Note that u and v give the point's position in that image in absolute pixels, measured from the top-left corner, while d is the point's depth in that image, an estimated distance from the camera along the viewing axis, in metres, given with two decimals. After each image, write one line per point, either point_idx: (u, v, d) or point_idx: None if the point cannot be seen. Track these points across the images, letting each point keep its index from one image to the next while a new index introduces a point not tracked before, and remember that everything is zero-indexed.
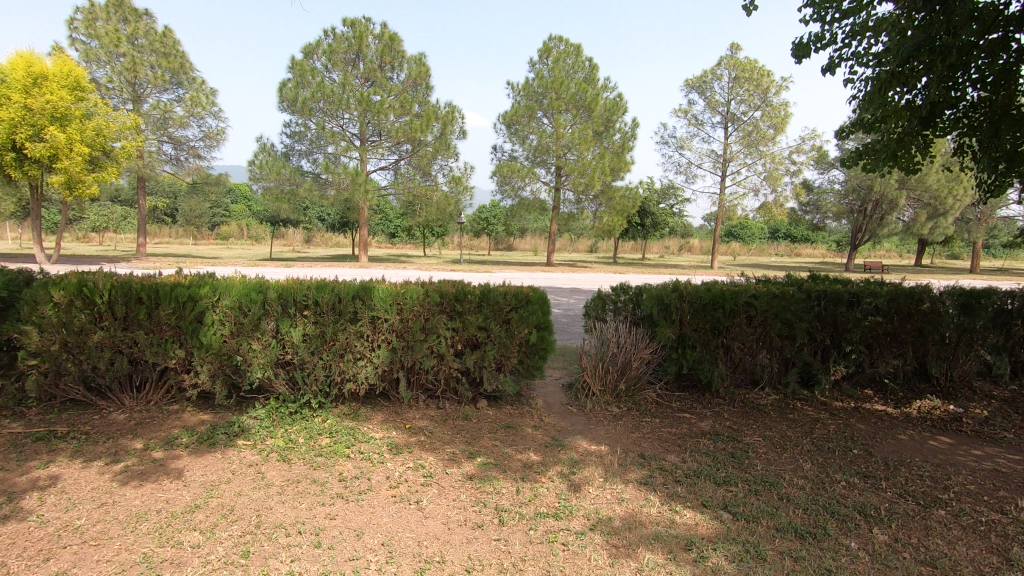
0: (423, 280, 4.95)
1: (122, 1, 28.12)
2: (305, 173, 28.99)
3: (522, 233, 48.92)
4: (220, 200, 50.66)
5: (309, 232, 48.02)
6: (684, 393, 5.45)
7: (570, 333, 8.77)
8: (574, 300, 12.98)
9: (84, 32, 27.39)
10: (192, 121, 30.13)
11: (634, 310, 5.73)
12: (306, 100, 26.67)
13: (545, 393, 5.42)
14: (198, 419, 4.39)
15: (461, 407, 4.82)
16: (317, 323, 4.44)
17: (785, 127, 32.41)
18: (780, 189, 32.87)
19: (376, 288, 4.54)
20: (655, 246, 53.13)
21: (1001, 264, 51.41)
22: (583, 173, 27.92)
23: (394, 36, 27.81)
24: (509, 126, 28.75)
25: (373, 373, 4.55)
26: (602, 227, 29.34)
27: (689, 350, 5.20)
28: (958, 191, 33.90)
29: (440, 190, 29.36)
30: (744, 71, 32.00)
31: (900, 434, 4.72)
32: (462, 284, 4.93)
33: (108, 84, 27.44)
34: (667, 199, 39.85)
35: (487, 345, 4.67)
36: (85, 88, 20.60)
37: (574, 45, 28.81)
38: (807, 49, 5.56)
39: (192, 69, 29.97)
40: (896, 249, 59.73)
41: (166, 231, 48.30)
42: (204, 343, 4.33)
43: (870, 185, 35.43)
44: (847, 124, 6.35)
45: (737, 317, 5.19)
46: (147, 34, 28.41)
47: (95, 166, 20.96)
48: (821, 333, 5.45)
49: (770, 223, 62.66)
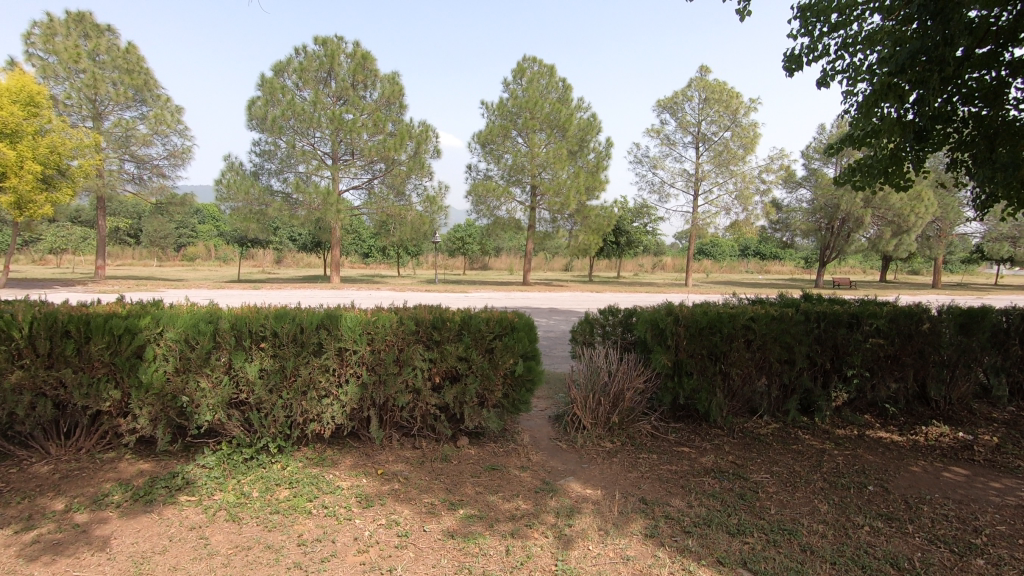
0: (398, 306, 4.52)
1: (83, 16, 27.22)
2: (275, 193, 28.22)
3: (497, 252, 48.68)
4: (186, 220, 49.20)
5: (279, 252, 46.90)
6: (680, 424, 5.07)
7: (553, 357, 8.38)
8: (554, 321, 12.63)
9: (41, 47, 26.38)
10: (156, 139, 29.20)
11: (624, 334, 5.37)
12: (276, 117, 26.04)
13: (531, 427, 4.98)
14: (136, 469, 3.83)
15: (439, 447, 4.35)
16: (275, 357, 3.93)
17: (755, 147, 33.05)
18: (751, 208, 33.35)
19: (342, 316, 4.06)
20: (629, 264, 53.48)
21: (960, 279, 53.17)
22: (559, 193, 27.82)
23: (366, 55, 27.49)
24: (484, 146, 28.59)
25: (340, 413, 4.05)
26: (578, 245, 29.22)
27: (686, 377, 4.84)
28: (920, 209, 34.90)
29: (414, 209, 28.91)
30: (714, 93, 32.62)
31: (914, 465, 4.41)
32: (440, 309, 4.50)
33: (66, 100, 26.41)
34: (641, 218, 40.13)
35: (467, 378, 4.22)
36: (40, 104, 19.70)
37: (548, 65, 28.94)
38: (798, 62, 5.36)
39: (157, 87, 29.14)
40: (861, 266, 61.36)
41: (128, 252, 46.69)
42: (141, 382, 3.79)
43: (836, 204, 36.29)
44: (836, 139, 6.18)
45: (735, 342, 4.86)
46: (109, 50, 27.55)
47: (49, 185, 19.96)
48: (821, 357, 5.16)
49: (740, 241, 63.84)
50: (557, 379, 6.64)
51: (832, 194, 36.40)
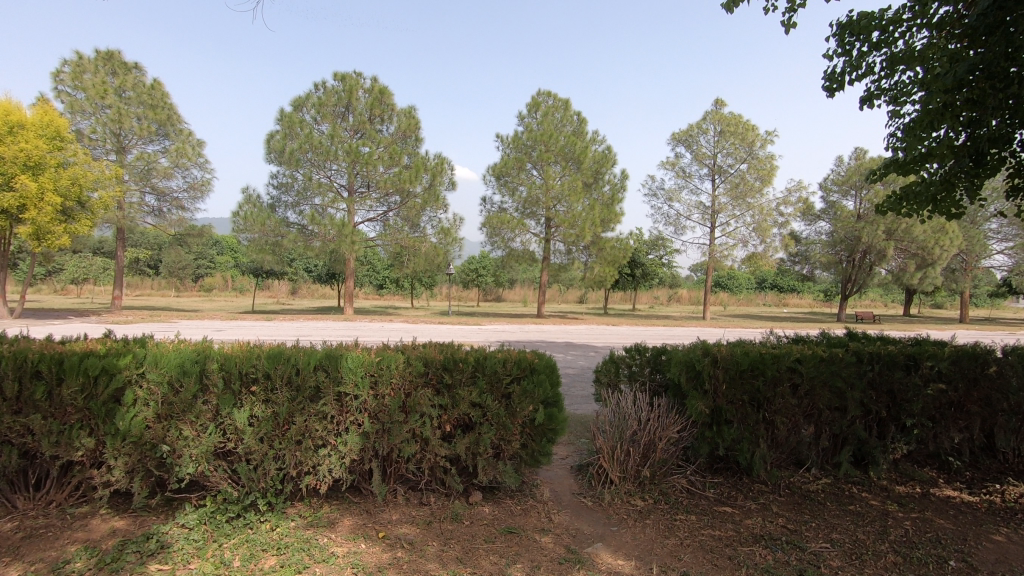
0: (406, 343, 4.13)
1: (112, 55, 28.13)
2: (291, 225, 28.36)
3: (511, 284, 48.40)
4: (204, 251, 49.77)
5: (294, 283, 47.14)
6: (719, 478, 4.53)
7: (572, 398, 7.85)
8: (571, 356, 12.13)
9: (70, 84, 27.20)
10: (177, 172, 29.69)
11: (653, 375, 4.90)
12: (294, 150, 26.38)
13: (551, 480, 4.47)
14: (108, 528, 3.40)
15: (450, 504, 3.87)
16: (268, 403, 3.52)
17: (772, 180, 32.69)
18: (769, 240, 32.77)
19: (342, 355, 3.64)
20: (645, 297, 52.81)
21: (988, 314, 51.55)
22: (574, 225, 27.57)
23: (383, 90, 27.91)
24: (499, 178, 28.59)
25: (339, 465, 3.61)
26: (593, 278, 28.78)
27: (725, 426, 4.32)
28: (944, 242, 33.98)
29: (428, 241, 28.82)
30: (729, 126, 32.53)
31: (994, 535, 3.82)
32: (454, 348, 4.10)
33: (91, 135, 27.04)
34: (656, 250, 39.73)
35: (481, 427, 3.77)
36: (65, 138, 20.09)
37: (563, 99, 29.11)
38: (839, 81, 5.03)
39: (180, 121, 29.78)
40: (882, 299, 59.98)
41: (146, 283, 47.16)
42: (118, 430, 3.40)
43: (857, 236, 35.55)
44: (879, 165, 5.75)
45: (780, 387, 4.34)
46: (135, 87, 28.33)
47: (69, 217, 20.14)
48: (875, 404, 4.62)
49: (757, 274, 62.98)
50: (579, 420, 6.16)
51: (852, 226, 35.77)
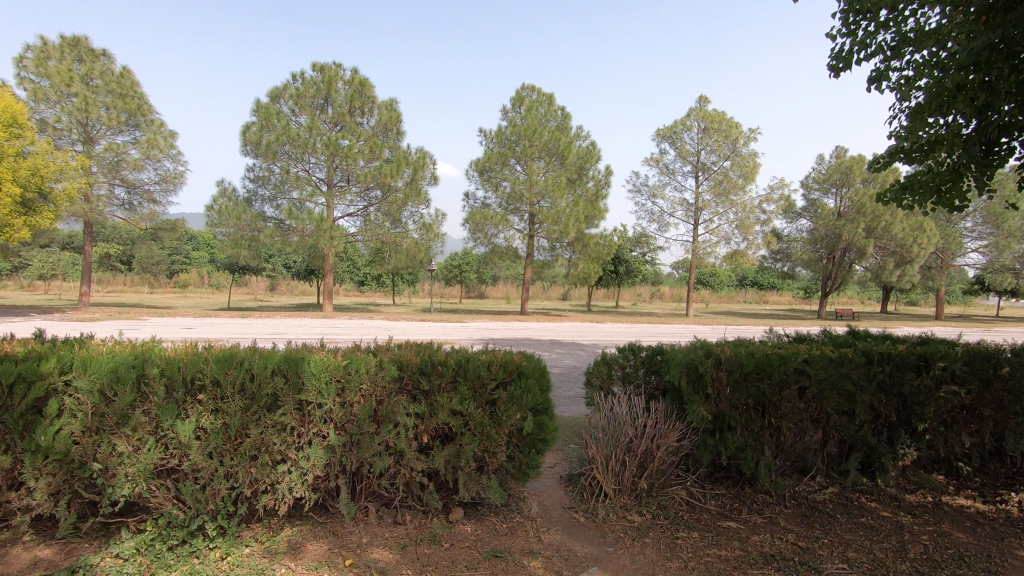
0: (380, 345, 3.71)
1: (78, 41, 26.99)
2: (268, 220, 27.56)
3: (495, 280, 48.02)
4: (179, 246, 48.45)
5: (273, 279, 46.13)
6: (720, 487, 4.19)
7: (559, 399, 7.48)
8: (555, 354, 11.74)
9: (33, 70, 26.04)
10: (148, 164, 28.64)
11: (648, 379, 4.57)
12: (270, 142, 25.56)
13: (539, 492, 4.09)
14: (29, 558, 2.92)
15: (427, 523, 3.46)
16: (218, 412, 3.07)
17: (755, 177, 32.72)
18: (752, 238, 32.83)
19: (303, 357, 3.19)
20: (628, 293, 52.82)
21: (962, 311, 52.56)
22: (558, 221, 27.21)
23: (364, 81, 27.23)
24: (482, 173, 28.13)
25: (301, 483, 3.18)
26: (578, 274, 28.48)
27: (727, 432, 3.98)
28: (922, 240, 34.37)
29: (410, 236, 28.27)
30: (713, 122, 32.49)
31: (1018, 551, 3.54)
32: (433, 348, 3.69)
33: (56, 124, 25.89)
34: (640, 246, 39.65)
35: (463, 438, 3.37)
36: (24, 125, 19.14)
37: (547, 94, 28.68)
38: (846, 60, 4.72)
39: (151, 111, 28.74)
40: (859, 297, 60.88)
41: (119, 279, 45.78)
42: (38, 446, 2.93)
43: (837, 234, 35.77)
44: (883, 153, 5.44)
45: (787, 390, 4.02)
46: (103, 75, 27.23)
47: (29, 209, 19.19)
48: (885, 408, 4.32)
49: (738, 271, 63.52)
50: (567, 424, 5.78)
51: (833, 224, 36.04)
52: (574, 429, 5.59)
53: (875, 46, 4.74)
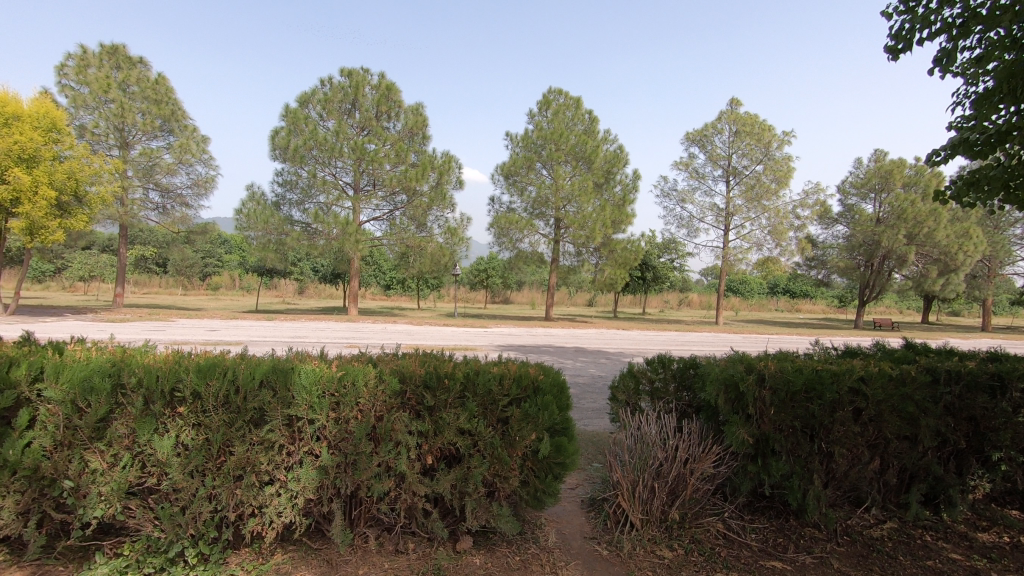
0: (384, 355, 3.39)
1: (117, 49, 27.76)
2: (295, 224, 27.79)
3: (520, 286, 47.75)
4: (212, 250, 49.52)
5: (301, 283, 46.70)
6: (762, 518, 3.72)
7: (583, 411, 7.05)
8: (578, 363, 11.27)
9: (74, 78, 26.85)
10: (181, 168, 29.21)
11: (679, 394, 4.16)
12: (298, 147, 25.73)
13: (558, 518, 3.70)
14: None
15: (431, 553, 3.09)
16: (200, 427, 2.77)
17: (789, 181, 31.68)
18: (785, 244, 31.77)
19: (294, 367, 2.88)
20: (655, 300, 51.91)
21: (1010, 322, 50.03)
22: (584, 226, 26.73)
23: (391, 86, 27.28)
24: (508, 177, 27.85)
25: (290, 507, 2.86)
26: (604, 280, 27.93)
27: (771, 457, 3.51)
28: (968, 247, 32.74)
29: (434, 241, 28.17)
30: (745, 126, 31.62)
31: None
32: (442, 359, 3.35)
33: (94, 129, 26.60)
34: (668, 252, 38.86)
35: (472, 460, 3.01)
36: (62, 130, 19.67)
37: (574, 97, 28.28)
38: (906, 40, 4.24)
39: (184, 117, 29.35)
40: (897, 306, 58.58)
41: (155, 281, 46.99)
42: (5, 461, 2.67)
43: (876, 241, 34.35)
44: (946, 144, 4.87)
45: (840, 412, 3.55)
46: (140, 81, 27.94)
47: (64, 212, 19.62)
48: (953, 434, 3.80)
49: (769, 279, 61.87)
50: (589, 439, 5.38)
51: (871, 230, 34.65)
52: (597, 444, 5.18)
53: (938, 25, 4.24)
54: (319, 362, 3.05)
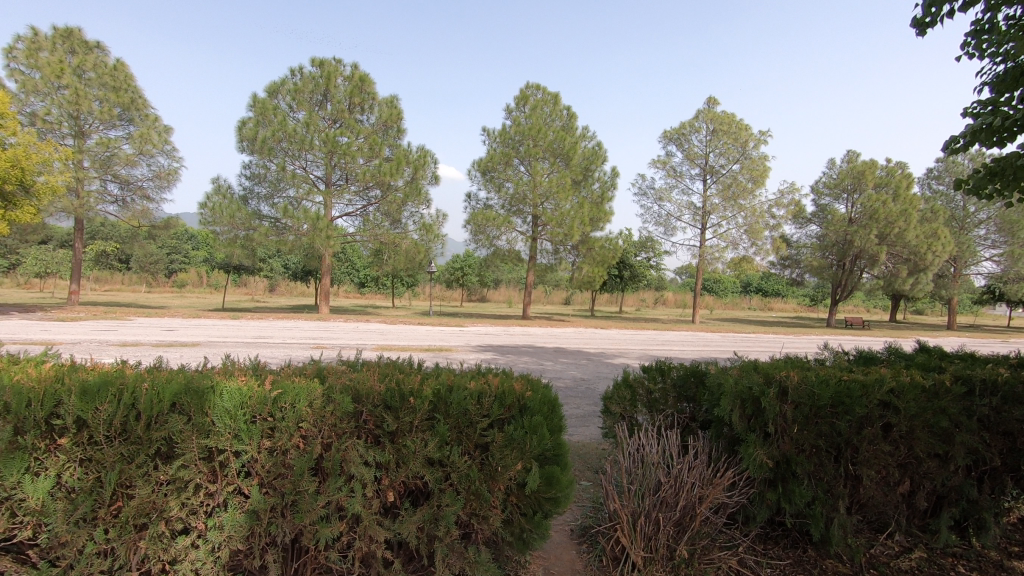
0: (338, 367, 2.81)
1: (72, 32, 26.28)
2: (263, 218, 26.66)
3: (496, 284, 47.19)
4: (178, 246, 47.69)
5: (271, 280, 45.30)
6: (780, 552, 3.23)
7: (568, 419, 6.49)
8: (559, 365, 10.70)
9: (24, 62, 25.24)
10: (141, 159, 27.79)
11: (679, 405, 3.71)
12: (266, 138, 24.61)
13: (547, 556, 3.14)
14: None
15: None
16: (86, 462, 2.15)
17: (765, 181, 31.77)
18: (761, 243, 31.86)
19: (215, 385, 2.25)
20: (631, 299, 51.92)
21: (972, 321, 51.42)
22: (561, 224, 26.22)
23: (364, 77, 26.34)
24: (484, 174, 27.25)
25: (209, 565, 2.22)
26: (582, 279, 27.53)
27: (792, 482, 3.03)
28: (936, 247, 33.29)
29: (409, 237, 27.31)
30: (722, 124, 31.58)
31: None
32: (410, 374, 2.79)
33: (46, 116, 25.05)
34: (645, 251, 38.77)
35: (443, 497, 2.44)
36: (3, 113, 18.28)
37: (552, 93, 27.77)
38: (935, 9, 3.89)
39: (145, 106, 27.93)
40: (864, 305, 59.78)
41: (117, 277, 45.04)
42: None
43: (849, 241, 34.69)
44: (969, 131, 4.45)
45: (868, 429, 3.10)
46: (96, 67, 26.45)
47: (8, 202, 18.33)
48: (988, 451, 3.37)
49: (742, 277, 62.56)
50: (575, 452, 4.85)
51: (844, 230, 34.97)
52: (584, 458, 4.67)
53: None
54: (254, 379, 2.45)
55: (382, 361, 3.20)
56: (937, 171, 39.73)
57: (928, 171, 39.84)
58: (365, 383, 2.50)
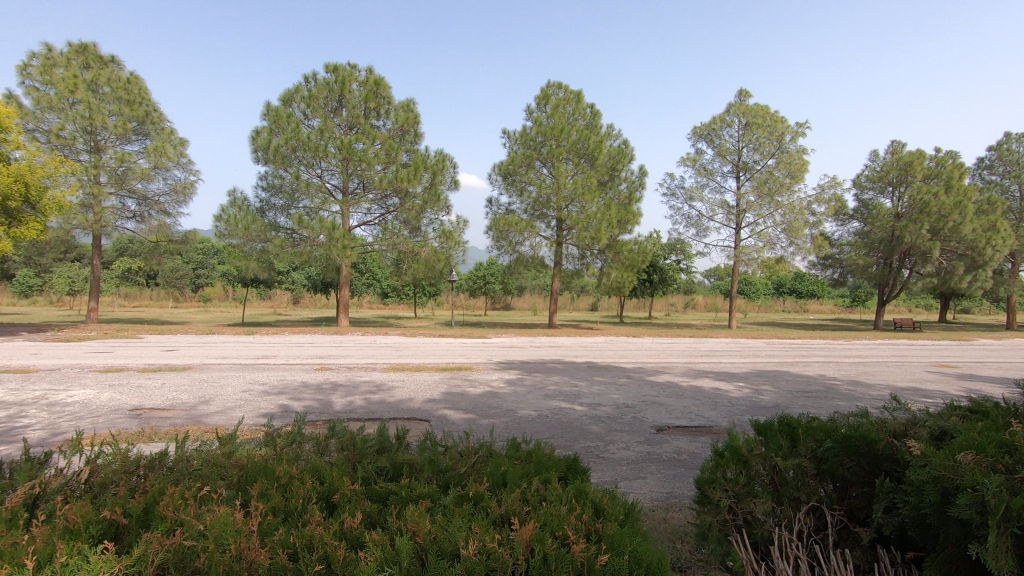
0: (199, 491, 2.21)
1: (86, 48, 25.99)
2: (279, 230, 25.72)
3: (520, 291, 45.87)
4: (203, 260, 47.55)
5: (295, 292, 44.71)
6: None
7: (630, 472, 4.94)
8: (596, 387, 9.06)
9: (39, 79, 24.87)
10: (157, 173, 27.12)
11: (820, 491, 2.33)
12: (279, 146, 23.71)
13: None
14: None
15: None
16: None
17: (803, 175, 29.69)
18: (801, 242, 29.74)
19: None
20: (660, 304, 50.05)
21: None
22: (588, 227, 24.68)
23: (379, 81, 25.34)
24: (506, 177, 25.93)
25: None
26: (610, 284, 25.85)
27: None
28: (996, 241, 30.50)
29: (429, 246, 26.10)
30: (756, 117, 29.63)
31: None
32: (343, 506, 2.12)
33: (60, 132, 24.52)
34: (674, 254, 36.91)
35: None
36: (7, 128, 17.70)
37: (575, 90, 26.31)
38: None
39: (161, 119, 27.32)
40: (907, 305, 56.57)
41: (145, 294, 45.09)
42: None
43: (897, 237, 32.16)
44: None
45: None
46: (111, 81, 25.97)
47: (12, 219, 17.73)
48: None
49: (774, 278, 59.93)
50: (668, 533, 3.35)
51: (891, 226, 32.52)
52: (687, 540, 3.19)
53: None
54: None
55: (332, 468, 2.43)
56: (989, 160, 36.72)
57: (979, 160, 36.96)
58: (211, 553, 1.82)
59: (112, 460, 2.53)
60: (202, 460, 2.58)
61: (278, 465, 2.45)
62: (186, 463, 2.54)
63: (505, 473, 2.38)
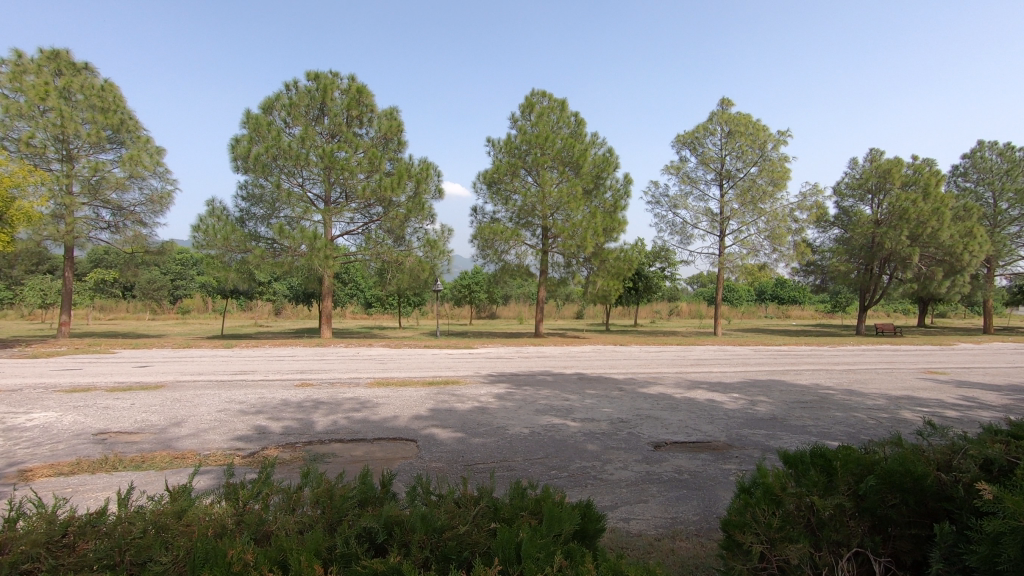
0: None
1: (59, 54, 25.28)
2: (260, 240, 25.14)
3: (505, 299, 45.61)
4: (181, 270, 46.48)
5: (277, 303, 43.88)
6: None
7: (630, 496, 4.65)
8: (588, 401, 8.77)
9: (8, 86, 24.08)
10: (133, 183, 26.37)
11: (863, 535, 2.11)
12: (259, 155, 23.21)
13: None
14: None
15: None
16: None
17: (785, 183, 29.96)
18: (784, 249, 29.93)
19: None
20: (645, 311, 50.18)
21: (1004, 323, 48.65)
22: (573, 235, 24.49)
23: (362, 88, 25.00)
24: (490, 185, 25.71)
25: None
26: (597, 293, 25.70)
27: None
28: (973, 247, 30.95)
29: (413, 255, 25.72)
30: (739, 125, 29.86)
31: None
32: None
33: (31, 141, 23.72)
34: (659, 261, 37.00)
35: None
36: None
37: (560, 99, 26.24)
38: None
39: (137, 127, 26.63)
40: (886, 309, 57.40)
41: (122, 306, 43.94)
42: None
43: (878, 243, 32.53)
44: None
45: None
46: (84, 88, 25.27)
47: None
48: None
49: (756, 285, 60.52)
50: None
51: (871, 232, 32.94)
52: None
53: None
54: None
55: (307, 537, 2.12)
56: (964, 168, 37.40)
57: (954, 167, 37.70)
58: None
59: (28, 528, 2.15)
60: (146, 524, 2.24)
61: (241, 538, 2.13)
62: (123, 531, 2.17)
63: (517, 541, 2.12)
